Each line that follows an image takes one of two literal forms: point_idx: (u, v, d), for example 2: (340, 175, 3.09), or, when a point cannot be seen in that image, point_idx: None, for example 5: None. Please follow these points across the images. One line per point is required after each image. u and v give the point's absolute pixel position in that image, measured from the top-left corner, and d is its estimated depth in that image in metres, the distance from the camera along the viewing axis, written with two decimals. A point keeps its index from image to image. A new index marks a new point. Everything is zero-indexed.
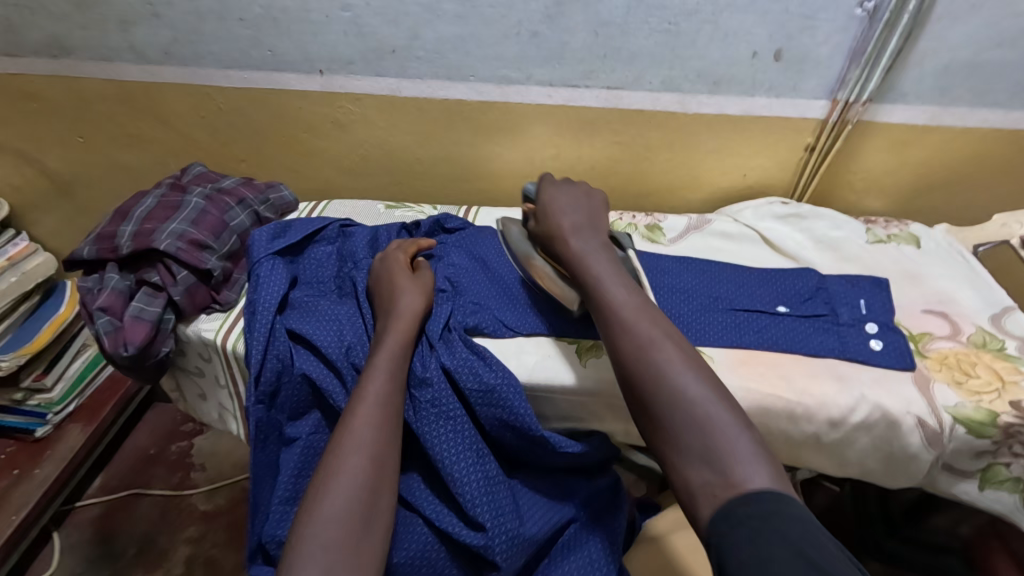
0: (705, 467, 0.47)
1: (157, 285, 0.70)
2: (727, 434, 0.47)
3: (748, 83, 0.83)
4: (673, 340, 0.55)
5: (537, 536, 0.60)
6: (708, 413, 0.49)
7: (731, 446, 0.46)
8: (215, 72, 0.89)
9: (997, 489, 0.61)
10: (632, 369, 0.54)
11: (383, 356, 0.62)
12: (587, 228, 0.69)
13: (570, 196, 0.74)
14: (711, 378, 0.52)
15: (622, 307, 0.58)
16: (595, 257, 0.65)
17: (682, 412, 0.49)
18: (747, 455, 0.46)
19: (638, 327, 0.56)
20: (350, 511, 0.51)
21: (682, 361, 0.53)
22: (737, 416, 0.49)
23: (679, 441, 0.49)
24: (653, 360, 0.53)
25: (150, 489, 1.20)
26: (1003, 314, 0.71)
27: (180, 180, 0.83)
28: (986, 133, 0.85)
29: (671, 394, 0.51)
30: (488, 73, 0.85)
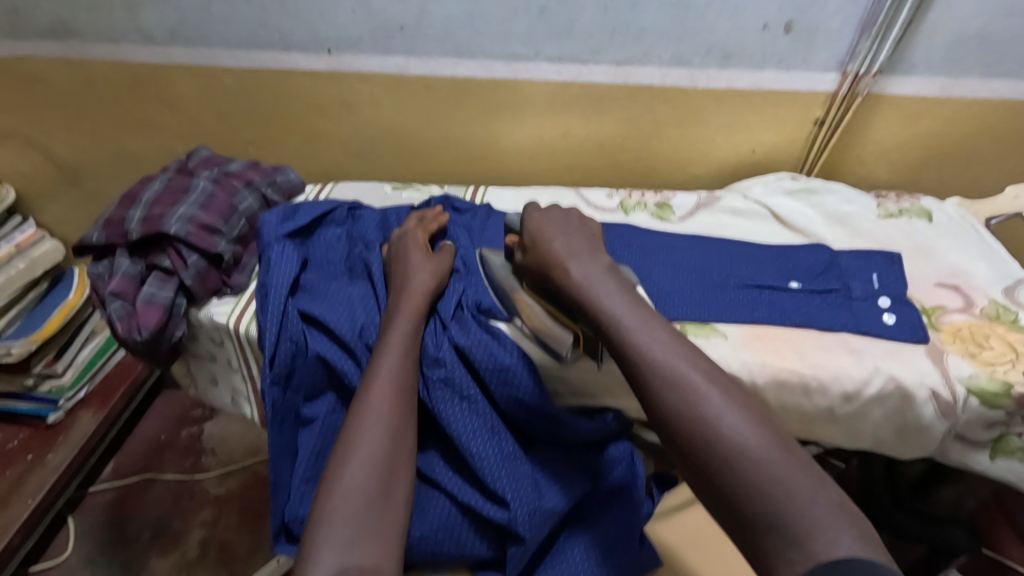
0: (781, 535, 0.42)
1: (167, 269, 0.70)
2: (801, 497, 0.43)
3: (758, 56, 0.82)
4: (717, 383, 0.50)
5: (558, 509, 0.61)
6: (776, 473, 0.44)
7: (805, 512, 0.42)
8: (219, 53, 0.87)
9: (1010, 458, 0.62)
10: (678, 424, 0.49)
11: (395, 334, 0.62)
12: (585, 252, 0.63)
13: (555, 221, 0.68)
14: (769, 429, 0.47)
15: (656, 349, 0.53)
16: (608, 288, 0.59)
17: (745, 475, 0.45)
18: (827, 519, 0.42)
19: (680, 373, 0.51)
20: (369, 485, 0.52)
21: (734, 413, 0.48)
22: (806, 471, 0.45)
23: (748, 507, 0.44)
24: (702, 413, 0.48)
25: (163, 474, 1.22)
26: (1016, 286, 0.71)
27: (186, 164, 0.82)
28: (998, 104, 0.84)
29: (729, 451, 0.46)
30: (495, 51, 0.84)
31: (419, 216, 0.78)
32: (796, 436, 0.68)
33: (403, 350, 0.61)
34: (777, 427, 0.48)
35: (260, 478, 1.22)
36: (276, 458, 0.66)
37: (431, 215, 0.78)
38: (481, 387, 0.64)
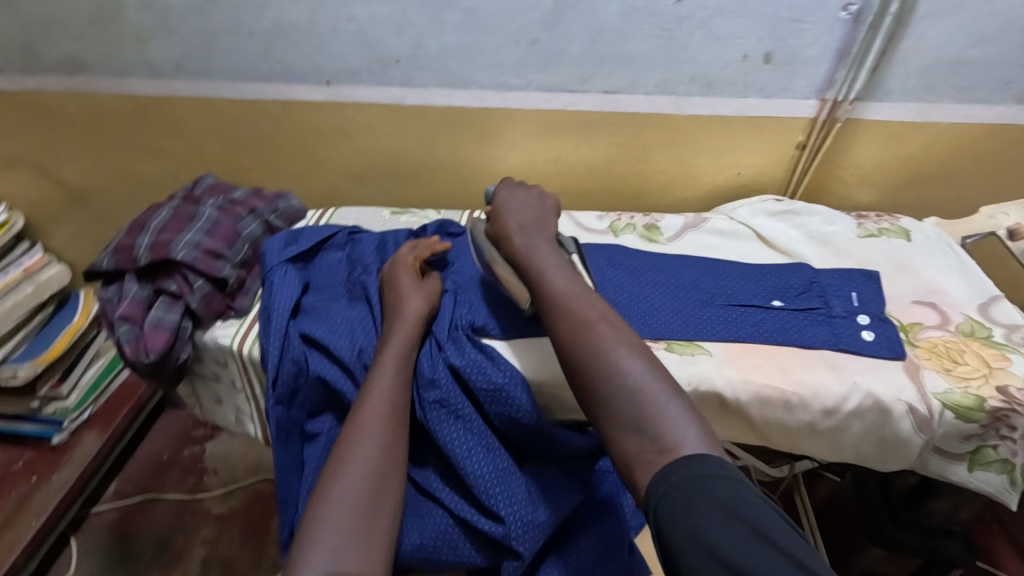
0: (639, 434, 0.52)
1: (174, 293, 0.72)
2: (656, 403, 0.52)
3: (740, 85, 0.85)
4: (608, 320, 0.60)
5: (553, 521, 0.62)
6: (640, 384, 0.54)
7: (658, 414, 0.52)
8: (225, 84, 0.91)
9: (986, 470, 0.65)
10: (571, 350, 0.59)
11: (390, 361, 0.64)
12: (533, 227, 0.74)
13: (518, 198, 0.78)
14: (646, 355, 0.57)
15: (562, 293, 0.63)
16: (540, 249, 0.70)
17: (616, 387, 0.55)
18: (677, 419, 0.51)
19: (578, 312, 0.61)
20: (361, 493, 0.55)
21: (617, 342, 0.58)
22: (669, 385, 0.54)
23: (616, 412, 0.54)
24: (591, 342, 0.58)
25: (165, 494, 1.23)
26: (991, 303, 0.73)
27: (192, 192, 0.85)
28: (971, 128, 0.87)
29: (607, 372, 0.56)
30: (489, 81, 0.87)
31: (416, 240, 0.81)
32: (781, 450, 0.71)
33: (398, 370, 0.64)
34: (653, 356, 0.58)
35: (262, 497, 1.23)
36: (280, 473, 0.68)
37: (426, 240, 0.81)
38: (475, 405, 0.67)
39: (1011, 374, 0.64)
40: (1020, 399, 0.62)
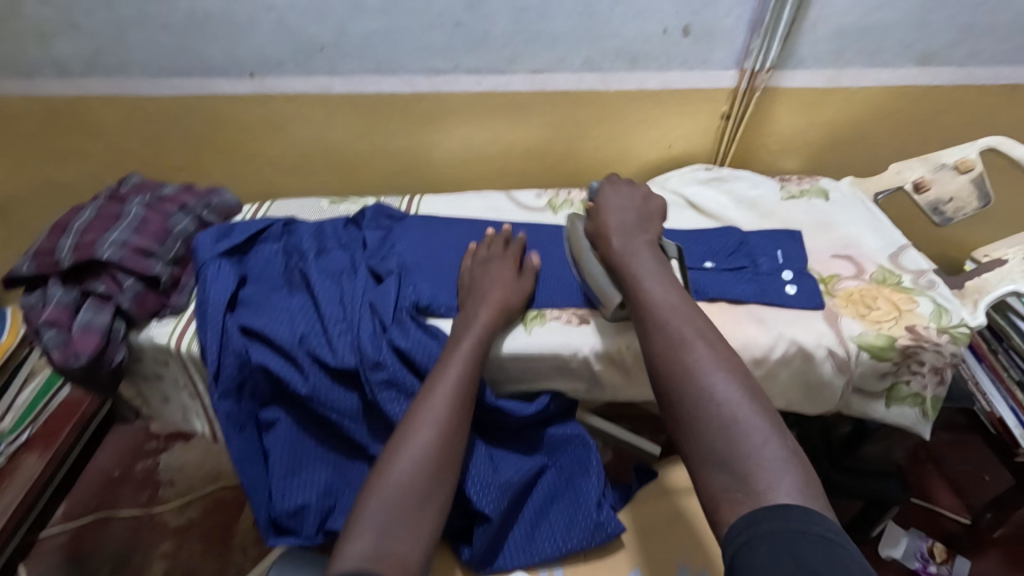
0: (727, 471, 0.47)
1: (103, 295, 0.70)
2: (751, 440, 0.47)
3: (662, 59, 0.88)
4: (707, 338, 0.55)
5: (513, 480, 0.66)
6: (737, 417, 0.49)
7: (755, 453, 0.47)
8: (143, 81, 0.89)
9: (902, 406, 0.70)
10: (661, 367, 0.55)
11: (454, 365, 0.63)
12: (633, 228, 0.69)
13: (623, 199, 0.73)
14: (744, 381, 0.52)
15: (661, 306, 0.59)
16: (641, 256, 0.65)
17: (711, 415, 0.50)
18: (773, 464, 0.46)
19: (674, 327, 0.56)
20: (417, 480, 0.55)
21: (713, 363, 0.53)
22: (768, 421, 0.49)
23: (703, 443, 0.49)
24: (685, 360, 0.54)
25: (119, 511, 1.19)
26: (899, 252, 0.79)
27: (118, 191, 0.82)
28: (879, 91, 0.93)
29: (700, 395, 0.51)
30: (417, 66, 0.88)
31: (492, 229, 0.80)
32: None
33: (469, 358, 0.64)
34: (752, 381, 0.53)
35: (221, 504, 1.21)
36: (239, 462, 0.69)
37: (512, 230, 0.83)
38: (494, 396, 0.70)
39: (918, 315, 0.70)
40: (925, 337, 0.68)
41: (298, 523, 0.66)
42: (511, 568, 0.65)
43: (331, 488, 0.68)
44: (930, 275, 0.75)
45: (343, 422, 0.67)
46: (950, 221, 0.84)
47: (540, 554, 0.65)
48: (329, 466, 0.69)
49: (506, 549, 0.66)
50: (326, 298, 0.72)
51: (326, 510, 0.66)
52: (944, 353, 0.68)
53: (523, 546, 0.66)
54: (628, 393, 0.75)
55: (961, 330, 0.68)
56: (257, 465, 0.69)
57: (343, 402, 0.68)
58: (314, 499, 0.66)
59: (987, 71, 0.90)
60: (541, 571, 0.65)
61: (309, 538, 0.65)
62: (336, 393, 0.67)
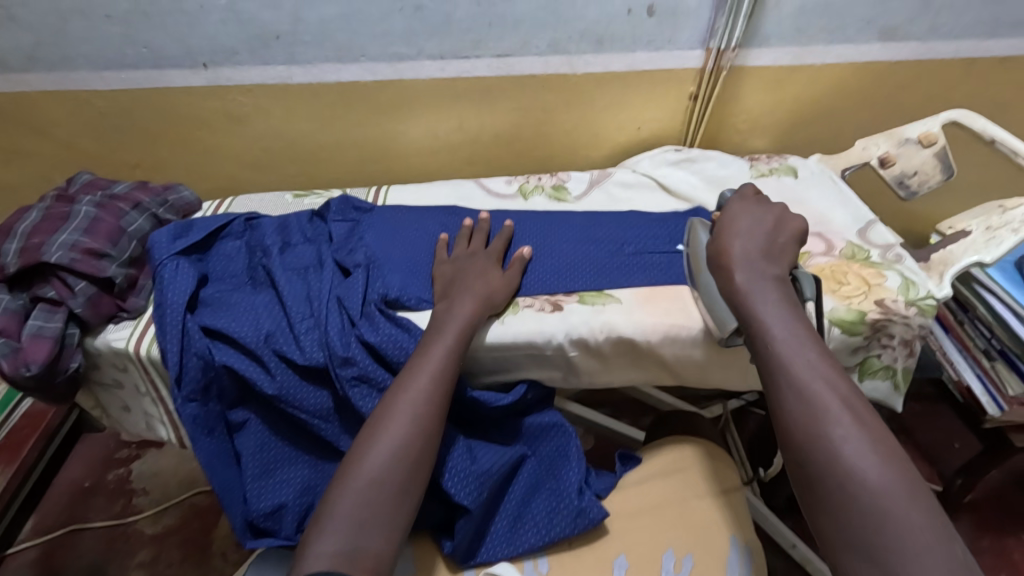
0: (878, 568, 0.42)
1: (54, 300, 0.67)
2: (903, 539, 0.43)
3: (628, 39, 0.87)
4: (853, 410, 0.49)
5: (492, 470, 0.65)
6: (890, 508, 0.44)
7: (914, 550, 0.42)
8: (88, 75, 0.85)
9: (874, 379, 0.71)
10: (798, 438, 0.49)
11: (439, 344, 0.62)
12: (760, 259, 0.62)
13: (754, 222, 0.66)
14: (901, 467, 0.46)
15: (797, 363, 0.52)
16: (769, 297, 0.58)
17: (859, 502, 0.45)
18: (934, 565, 0.41)
19: (814, 390, 0.50)
20: (391, 473, 0.54)
21: (863, 442, 0.47)
22: (929, 519, 0.44)
23: (847, 531, 0.45)
24: (829, 433, 0.48)
25: (91, 522, 1.15)
26: (867, 227, 0.79)
27: (67, 191, 0.78)
28: (844, 67, 0.93)
29: (846, 477, 0.46)
30: (378, 52, 0.85)
31: (470, 221, 0.79)
32: (696, 383, 0.75)
33: (449, 351, 0.62)
34: (907, 463, 0.47)
35: (199, 510, 1.17)
36: (209, 467, 0.66)
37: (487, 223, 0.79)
38: (471, 388, 0.69)
39: (886, 289, 0.70)
40: (894, 310, 0.68)
41: (275, 524, 0.64)
42: (495, 560, 0.64)
43: (309, 485, 0.66)
44: (897, 249, 0.76)
45: (315, 423, 0.66)
46: (915, 195, 0.85)
47: (524, 545, 0.65)
48: (304, 464, 0.68)
49: (488, 540, 0.65)
50: (291, 295, 0.70)
51: (304, 509, 0.65)
52: (912, 325, 0.68)
53: (506, 536, 0.65)
54: (606, 379, 0.75)
55: (929, 302, 0.69)
56: (228, 470, 0.67)
57: (312, 401, 0.66)
58: (292, 498, 0.65)
59: (946, 45, 0.91)
60: (525, 561, 0.65)
61: (287, 539, 0.63)
62: (305, 392, 0.65)
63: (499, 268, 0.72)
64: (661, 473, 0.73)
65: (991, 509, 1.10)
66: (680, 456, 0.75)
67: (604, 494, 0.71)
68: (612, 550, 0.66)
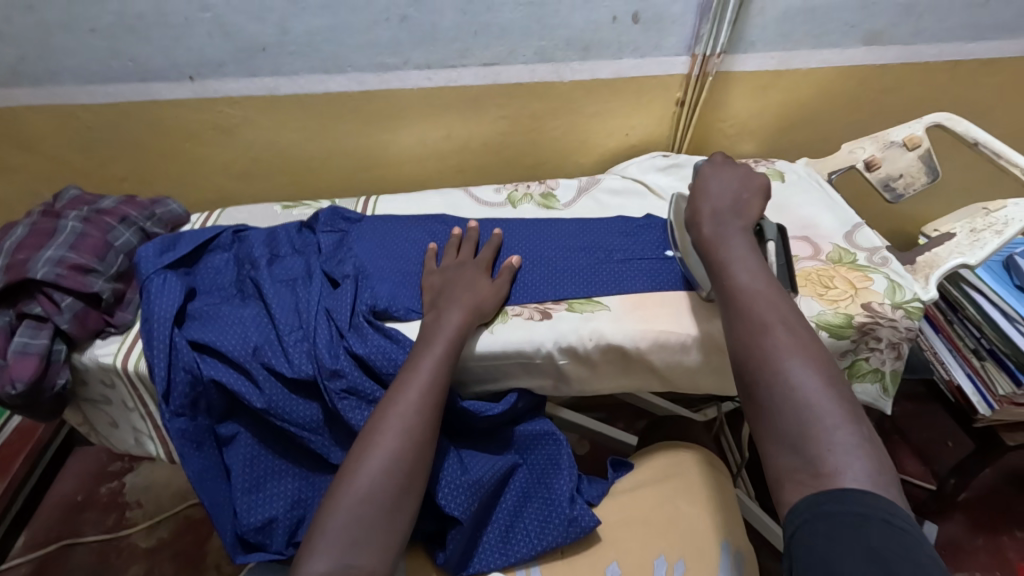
0: (795, 453, 0.45)
1: (40, 316, 0.67)
2: (819, 424, 0.45)
3: (614, 46, 0.88)
4: (790, 325, 0.52)
5: (484, 480, 0.65)
6: (809, 400, 0.47)
7: (827, 436, 0.45)
8: (75, 88, 0.84)
9: (863, 382, 0.71)
10: (738, 352, 0.52)
11: (429, 355, 0.62)
12: (727, 212, 0.64)
13: (724, 180, 0.68)
14: (826, 368, 0.49)
15: (742, 289, 0.55)
16: (732, 242, 0.60)
17: (783, 398, 0.48)
18: (843, 447, 0.44)
19: (756, 311, 0.53)
20: (382, 488, 0.54)
21: (792, 349, 0.50)
22: (844, 408, 0.46)
23: (773, 425, 0.47)
24: (763, 344, 0.51)
25: (84, 537, 1.15)
26: (854, 230, 0.80)
27: (53, 206, 0.78)
28: (829, 71, 0.94)
29: (776, 380, 0.48)
30: (365, 63, 0.85)
31: (459, 230, 0.79)
32: (686, 389, 0.75)
33: (438, 362, 0.62)
34: (836, 369, 0.49)
35: (193, 522, 1.17)
36: (198, 482, 0.66)
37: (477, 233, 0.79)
38: (460, 398, 0.69)
39: (873, 293, 0.70)
40: (881, 313, 0.69)
41: (266, 538, 0.64)
42: (488, 571, 0.64)
43: (300, 498, 0.66)
44: (883, 252, 0.76)
45: (305, 435, 0.65)
46: (901, 198, 0.85)
47: (516, 555, 0.64)
48: (295, 478, 0.67)
49: (481, 551, 0.65)
50: (280, 308, 0.69)
51: (294, 522, 0.65)
52: (899, 328, 0.69)
53: (499, 547, 0.65)
54: (596, 386, 0.75)
55: (915, 305, 0.69)
56: (218, 484, 0.67)
57: (302, 414, 0.65)
58: (281, 512, 0.65)
59: (929, 48, 0.92)
60: (518, 571, 0.65)
61: (278, 553, 0.63)
62: (295, 405, 0.65)
63: (488, 276, 0.73)
64: (653, 480, 0.74)
65: (986, 508, 1.11)
66: (672, 462, 0.76)
67: (596, 501, 0.72)
68: (604, 558, 0.66)
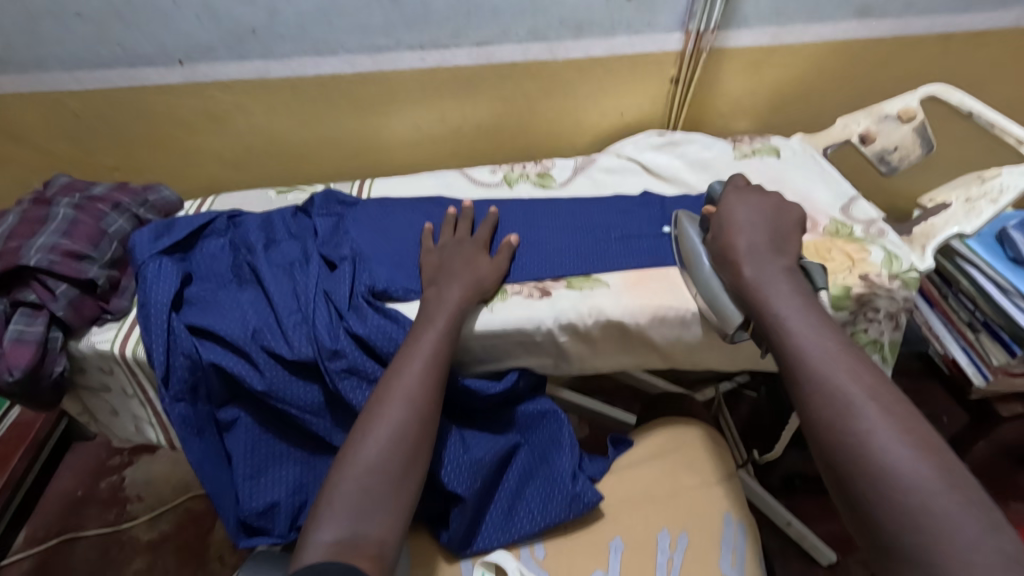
0: (917, 566, 0.42)
1: (35, 303, 0.66)
2: (943, 534, 0.42)
3: (607, 24, 0.87)
4: (880, 402, 0.49)
5: (485, 459, 0.65)
6: (930, 502, 0.43)
7: (956, 546, 0.41)
8: (62, 75, 0.83)
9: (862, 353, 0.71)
10: (826, 437, 0.49)
11: (430, 331, 0.62)
12: (766, 250, 0.62)
13: (754, 212, 0.67)
14: (937, 458, 0.45)
15: (817, 358, 0.53)
16: (780, 289, 0.59)
17: (895, 497, 0.44)
18: (979, 561, 0.40)
19: (839, 386, 0.50)
20: (387, 462, 0.54)
21: (891, 434, 0.47)
22: (976, 513, 0.42)
23: (887, 529, 0.44)
24: (855, 428, 0.48)
25: (85, 531, 1.14)
26: (850, 204, 0.80)
27: (43, 194, 0.77)
28: (822, 47, 0.93)
29: (880, 474, 0.45)
30: (357, 45, 0.84)
31: (455, 210, 0.78)
32: (686, 365, 0.75)
33: (440, 339, 0.62)
34: (947, 457, 0.46)
35: (194, 515, 1.16)
36: (200, 467, 0.65)
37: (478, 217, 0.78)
38: (461, 378, 0.69)
39: (870, 264, 0.71)
40: (877, 284, 0.69)
41: (269, 522, 0.64)
42: (491, 549, 0.64)
43: (301, 482, 0.66)
44: (880, 224, 0.76)
45: (305, 418, 0.65)
46: (895, 170, 0.86)
47: (520, 532, 0.65)
48: (296, 461, 0.67)
49: (484, 530, 0.65)
50: (278, 290, 0.69)
51: (297, 506, 0.65)
52: (896, 298, 0.69)
53: (501, 525, 0.65)
54: (598, 364, 0.75)
55: (912, 275, 0.70)
56: (220, 469, 0.67)
57: (302, 397, 0.65)
58: (285, 496, 0.64)
59: (921, 21, 0.92)
60: (522, 548, 0.65)
61: (282, 537, 0.63)
62: (295, 387, 0.65)
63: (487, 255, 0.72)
64: (654, 456, 0.74)
65: (982, 480, 1.12)
66: (674, 440, 0.75)
67: (597, 478, 0.71)
68: (607, 532, 0.67)
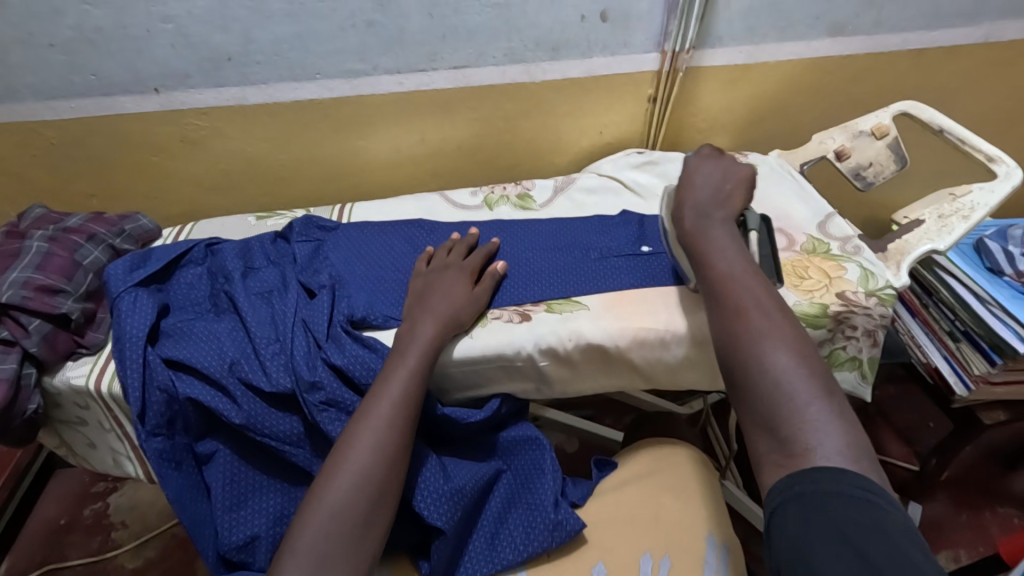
0: (770, 436, 0.46)
1: (7, 340, 0.65)
2: (795, 403, 0.46)
3: (583, 45, 0.88)
4: (768, 309, 0.52)
5: (466, 488, 0.64)
6: (785, 379, 0.47)
7: (797, 413, 0.46)
8: (36, 104, 0.82)
9: (842, 370, 0.72)
10: (720, 334, 0.53)
11: (405, 360, 0.62)
12: (711, 202, 0.65)
13: (709, 170, 0.69)
14: (802, 349, 0.49)
15: (724, 276, 0.56)
16: (712, 228, 0.61)
17: (760, 378, 0.48)
18: (815, 425, 0.45)
19: (735, 294, 0.54)
20: (351, 508, 0.53)
21: (769, 331, 0.50)
22: (820, 386, 0.47)
23: (751, 404, 0.48)
24: (739, 327, 0.52)
25: (68, 561, 1.12)
26: (826, 220, 0.81)
27: (16, 226, 0.76)
28: (796, 63, 0.94)
29: (752, 364, 0.49)
30: (334, 70, 0.84)
31: (457, 235, 0.79)
32: (668, 386, 0.75)
33: (411, 376, 0.61)
34: (814, 351, 0.50)
35: (180, 541, 1.14)
36: (177, 502, 0.64)
37: (461, 241, 0.78)
38: (442, 405, 0.69)
39: (847, 281, 0.71)
40: (855, 302, 0.70)
41: (249, 556, 0.63)
42: None
43: (281, 514, 0.65)
44: (856, 241, 0.77)
45: (285, 449, 0.64)
46: (872, 185, 0.86)
47: (502, 562, 0.64)
48: (276, 493, 0.66)
49: (467, 560, 0.65)
50: (257, 320, 0.69)
51: (277, 538, 0.64)
52: (873, 315, 0.69)
53: (485, 556, 0.65)
54: (579, 385, 0.75)
55: (888, 292, 0.71)
56: (198, 502, 0.66)
57: (281, 428, 0.64)
58: (265, 529, 0.63)
59: (893, 37, 0.93)
60: None
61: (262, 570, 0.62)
62: (273, 418, 0.64)
63: (463, 274, 0.72)
64: (638, 478, 0.74)
65: (969, 487, 1.13)
66: (654, 461, 0.76)
67: (580, 502, 0.71)
68: (589, 558, 0.66)
